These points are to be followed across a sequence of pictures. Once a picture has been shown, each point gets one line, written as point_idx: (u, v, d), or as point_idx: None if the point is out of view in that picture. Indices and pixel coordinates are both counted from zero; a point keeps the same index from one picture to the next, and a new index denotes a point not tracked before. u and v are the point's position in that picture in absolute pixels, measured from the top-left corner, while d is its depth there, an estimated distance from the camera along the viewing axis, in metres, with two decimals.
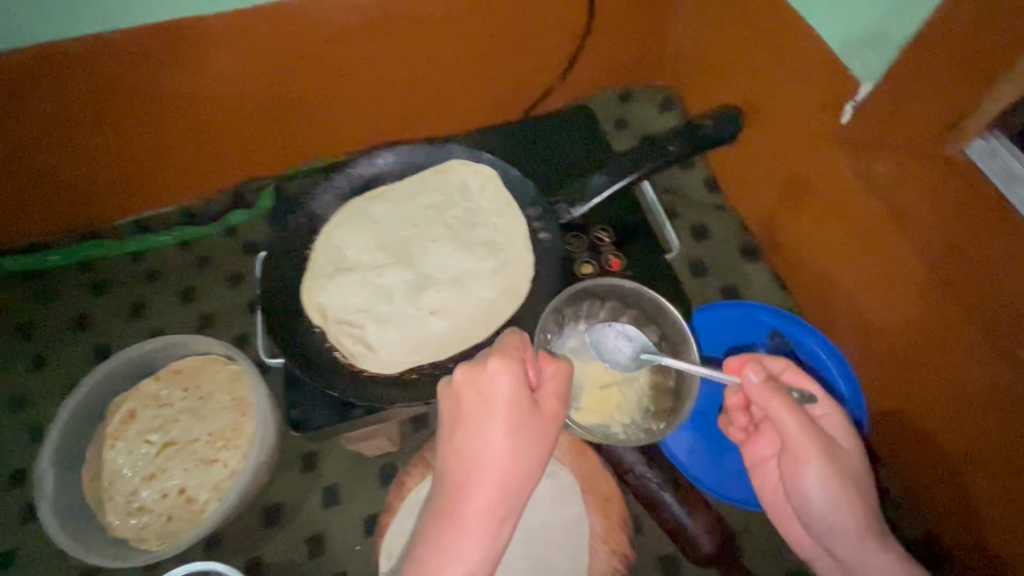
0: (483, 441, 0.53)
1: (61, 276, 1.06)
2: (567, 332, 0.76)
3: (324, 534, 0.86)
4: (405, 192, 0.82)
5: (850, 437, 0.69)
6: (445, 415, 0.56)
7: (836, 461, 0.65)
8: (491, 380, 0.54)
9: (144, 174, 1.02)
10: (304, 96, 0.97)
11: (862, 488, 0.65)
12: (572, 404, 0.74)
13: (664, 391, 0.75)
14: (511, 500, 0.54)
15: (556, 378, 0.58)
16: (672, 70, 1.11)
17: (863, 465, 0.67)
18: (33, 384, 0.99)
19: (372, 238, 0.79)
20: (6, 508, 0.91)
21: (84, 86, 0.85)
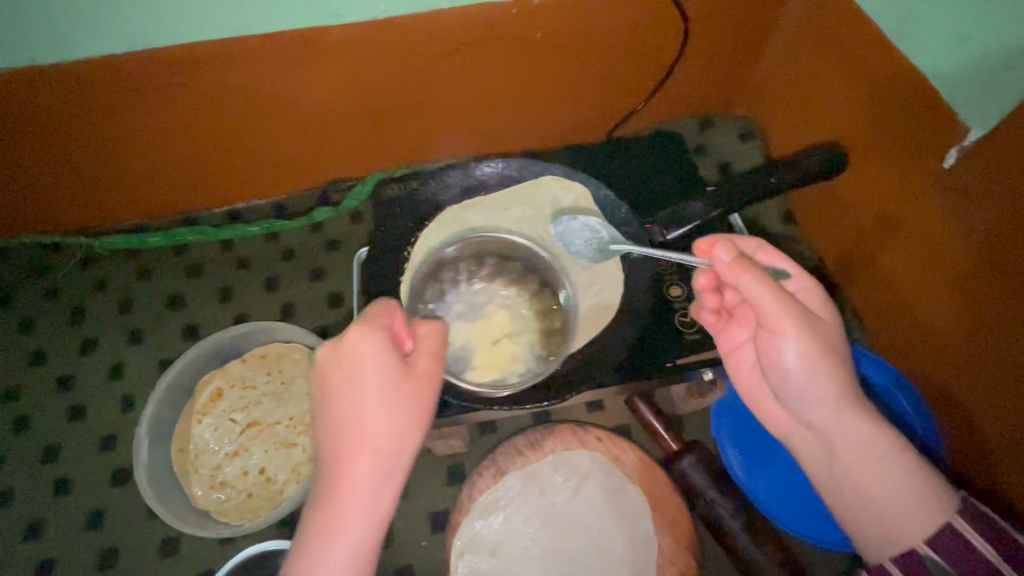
0: (357, 409, 0.52)
1: (158, 256, 1.13)
2: (445, 298, 0.80)
3: (391, 526, 0.89)
4: (499, 204, 0.86)
5: (821, 307, 0.60)
6: (318, 396, 0.54)
7: (817, 332, 0.55)
8: (352, 349, 0.52)
9: (241, 167, 1.08)
10: (404, 106, 1.02)
11: (841, 361, 0.56)
12: (467, 364, 0.76)
13: (550, 333, 0.78)
14: (387, 467, 0.52)
15: (430, 336, 0.56)
16: (757, 101, 1.13)
17: (841, 341, 0.58)
18: (128, 354, 1.06)
19: (467, 245, 0.83)
20: (98, 468, 0.97)
21: (200, 86, 0.90)
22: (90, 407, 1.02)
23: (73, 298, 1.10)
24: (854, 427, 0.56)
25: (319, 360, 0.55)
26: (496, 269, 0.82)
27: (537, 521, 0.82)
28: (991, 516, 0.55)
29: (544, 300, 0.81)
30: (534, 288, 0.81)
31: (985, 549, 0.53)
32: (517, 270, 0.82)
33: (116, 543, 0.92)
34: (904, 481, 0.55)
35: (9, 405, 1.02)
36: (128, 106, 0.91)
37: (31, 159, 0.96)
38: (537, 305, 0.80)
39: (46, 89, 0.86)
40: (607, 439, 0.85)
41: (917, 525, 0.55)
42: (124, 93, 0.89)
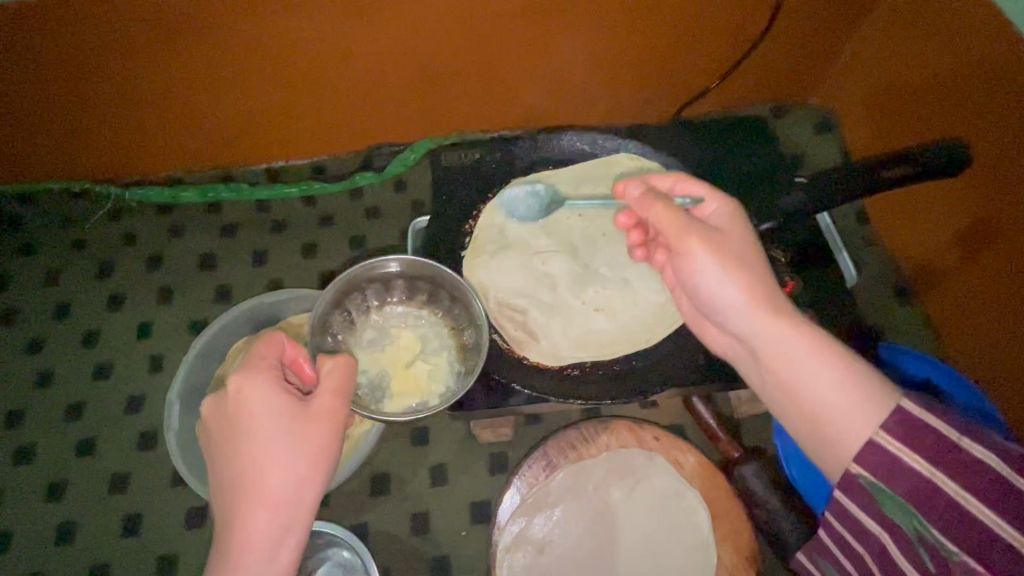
0: (255, 455, 0.51)
1: (190, 212, 1.08)
2: (357, 323, 0.73)
3: (428, 513, 0.85)
4: (569, 180, 0.80)
5: (735, 223, 0.58)
6: (214, 450, 0.55)
7: (709, 245, 0.54)
8: (239, 397, 0.52)
9: (279, 123, 1.01)
10: (464, 72, 0.95)
11: (747, 269, 0.53)
12: (381, 392, 0.70)
13: (467, 350, 0.72)
14: (286, 514, 0.52)
15: (332, 374, 0.55)
16: (836, 90, 1.07)
17: (754, 252, 0.55)
18: (157, 313, 1.01)
19: (536, 222, 0.79)
20: (122, 430, 0.93)
21: (239, 34, 0.82)
22: (115, 366, 0.97)
23: (100, 251, 1.05)
24: (780, 334, 0.51)
25: (211, 417, 0.55)
26: (407, 291, 0.73)
27: (587, 520, 0.78)
28: (938, 425, 0.45)
29: (454, 316, 0.73)
30: (445, 306, 0.73)
31: (927, 468, 0.44)
32: (426, 288, 0.73)
33: (139, 509, 0.88)
34: (839, 383, 0.48)
35: (32, 357, 0.98)
36: (161, 52, 0.83)
37: (54, 100, 0.89)
38: (450, 322, 0.74)
39: (68, 28, 0.77)
40: (665, 439, 0.80)
41: (857, 432, 0.47)
42: (155, 38, 0.80)
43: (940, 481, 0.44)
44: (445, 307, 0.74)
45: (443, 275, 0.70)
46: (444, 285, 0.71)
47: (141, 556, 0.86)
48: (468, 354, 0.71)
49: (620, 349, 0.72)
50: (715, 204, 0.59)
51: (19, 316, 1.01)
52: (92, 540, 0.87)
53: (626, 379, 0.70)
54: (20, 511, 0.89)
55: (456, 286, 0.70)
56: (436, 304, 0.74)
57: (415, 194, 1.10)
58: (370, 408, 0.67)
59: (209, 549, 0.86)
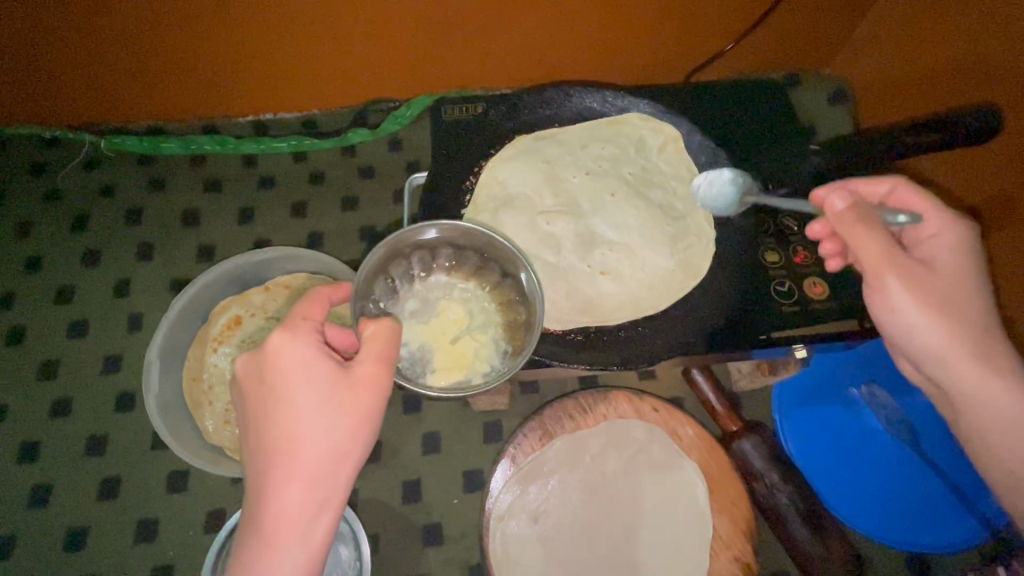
0: (291, 422, 0.48)
1: (172, 165, 1.02)
2: (404, 293, 0.69)
3: (421, 480, 0.83)
4: (586, 140, 0.78)
5: (959, 258, 0.58)
6: (245, 412, 0.51)
7: (937, 299, 0.55)
8: (276, 355, 0.49)
9: (269, 72, 0.94)
10: (469, 27, 0.89)
11: (966, 320, 0.55)
12: (424, 367, 0.65)
13: (516, 326, 0.67)
14: (323, 487, 0.47)
15: (375, 338, 0.50)
16: (853, 61, 1.03)
17: (974, 293, 0.56)
18: (138, 270, 0.96)
19: (541, 182, 0.76)
20: (100, 391, 0.89)
21: None
22: (92, 323, 0.92)
23: (75, 203, 0.99)
24: (978, 374, 0.56)
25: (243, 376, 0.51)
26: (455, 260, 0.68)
27: (584, 490, 0.76)
28: None
29: (504, 291, 0.69)
30: (495, 278, 0.69)
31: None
32: (476, 259, 0.68)
33: (118, 472, 0.85)
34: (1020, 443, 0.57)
35: (3, 312, 0.93)
36: None
37: (19, 32, 0.81)
38: (499, 297, 0.69)
39: None
40: (664, 410, 0.78)
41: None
42: None
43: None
44: (495, 278, 0.69)
45: (499, 246, 0.65)
46: (497, 257, 0.66)
47: (120, 520, 0.83)
48: (513, 328, 0.68)
49: (626, 314, 0.70)
50: (949, 236, 0.58)
51: None
52: (69, 503, 0.84)
53: (629, 345, 0.68)
54: None
55: (511, 257, 0.65)
56: (485, 276, 0.69)
57: (411, 153, 1.05)
58: (414, 382, 0.61)
59: (192, 513, 0.83)
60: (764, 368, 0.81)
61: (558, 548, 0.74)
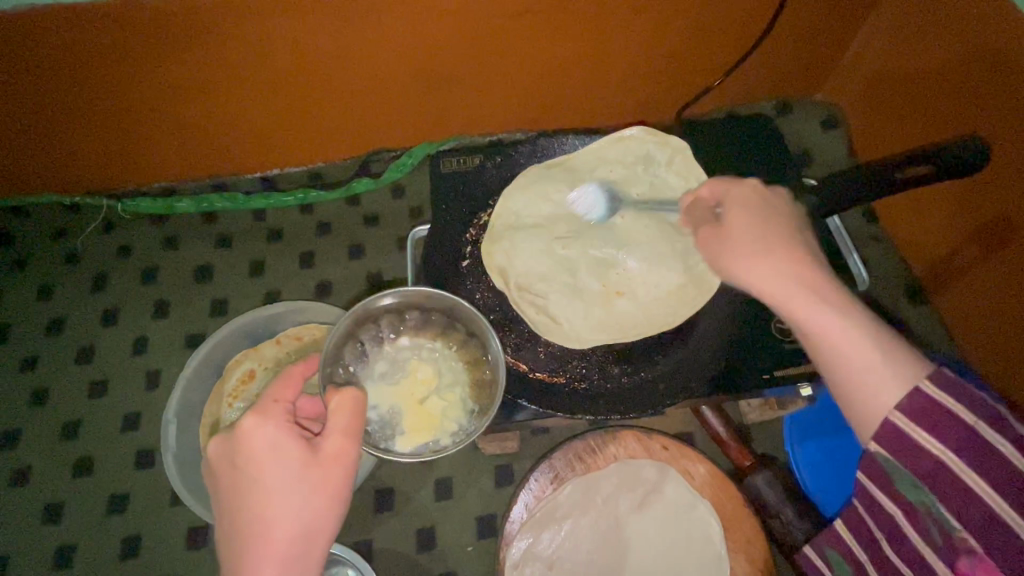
0: (261, 508, 0.49)
1: (184, 223, 1.05)
2: (372, 356, 0.70)
3: (435, 528, 0.83)
4: (573, 179, 0.80)
5: (749, 210, 0.56)
6: (219, 496, 0.52)
7: (733, 250, 0.54)
8: (249, 439, 0.50)
9: (274, 131, 0.99)
10: (463, 77, 0.93)
11: (776, 247, 0.53)
12: (395, 429, 0.67)
13: (483, 384, 0.69)
14: (294, 568, 0.49)
15: (339, 414, 0.52)
16: (843, 87, 1.05)
17: (770, 234, 0.54)
18: (153, 327, 0.99)
19: (553, 211, 0.79)
20: (119, 449, 0.91)
21: (231, 45, 0.79)
22: (112, 382, 0.95)
23: (94, 264, 1.03)
24: (798, 302, 0.50)
25: (216, 457, 0.53)
26: (424, 321, 0.70)
27: (595, 534, 0.76)
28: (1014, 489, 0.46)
29: (470, 350, 0.71)
30: (461, 337, 0.71)
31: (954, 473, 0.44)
32: (443, 320, 0.70)
33: (138, 530, 0.86)
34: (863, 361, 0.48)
35: (26, 375, 0.96)
36: (148, 60, 0.80)
37: (36, 105, 0.85)
38: (466, 355, 0.71)
39: (54, 36, 0.75)
40: (675, 448, 0.78)
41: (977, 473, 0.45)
42: (145, 47, 0.78)
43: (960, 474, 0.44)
44: (462, 337, 0.70)
45: (466, 308, 0.67)
46: (464, 319, 0.68)
47: None
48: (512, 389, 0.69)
49: (631, 361, 0.72)
50: (745, 187, 0.58)
51: (9, 333, 0.99)
52: (92, 561, 0.85)
53: (636, 395, 0.69)
54: (16, 534, 0.87)
55: (477, 320, 0.67)
56: (451, 334, 0.71)
57: (414, 200, 1.08)
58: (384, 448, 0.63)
59: (211, 568, 0.84)
60: (772, 403, 0.83)
61: None
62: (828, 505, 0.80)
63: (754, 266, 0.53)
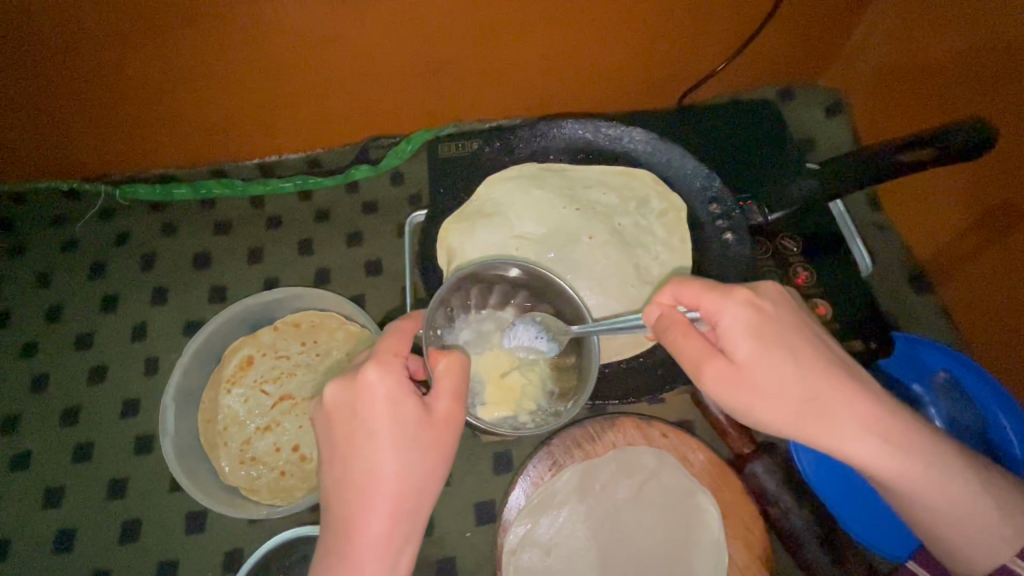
0: (376, 459, 0.49)
1: (184, 210, 1.05)
2: (458, 323, 0.68)
3: (433, 514, 0.83)
4: (564, 184, 0.79)
5: (755, 335, 0.48)
6: (326, 442, 0.52)
7: (761, 399, 0.47)
8: (368, 392, 0.49)
9: (274, 117, 0.98)
10: (464, 62, 0.91)
11: (819, 396, 0.47)
12: (474, 399, 0.66)
13: (566, 368, 0.68)
14: (407, 520, 0.49)
15: (449, 375, 0.52)
16: (848, 73, 1.04)
17: (793, 366, 0.47)
18: (152, 314, 0.99)
19: (533, 207, 0.79)
20: (119, 435, 0.91)
21: (240, 31, 0.79)
22: (110, 368, 0.95)
23: (93, 251, 1.03)
24: (836, 435, 0.47)
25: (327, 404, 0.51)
26: (511, 295, 0.69)
27: (594, 521, 0.76)
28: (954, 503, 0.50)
29: None
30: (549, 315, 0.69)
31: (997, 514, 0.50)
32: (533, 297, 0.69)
33: (138, 515, 0.87)
34: (891, 461, 0.47)
35: (26, 361, 0.96)
36: (158, 48, 0.80)
37: (41, 89, 0.84)
38: None
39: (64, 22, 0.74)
40: (674, 436, 0.78)
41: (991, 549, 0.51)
42: (157, 34, 0.77)
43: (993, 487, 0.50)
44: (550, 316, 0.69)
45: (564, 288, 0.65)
46: (557, 299, 0.67)
47: (140, 562, 0.85)
48: None
49: (628, 349, 0.74)
50: (737, 308, 0.48)
51: (9, 319, 0.99)
52: (92, 546, 0.86)
53: (640, 378, 0.72)
54: (18, 518, 0.88)
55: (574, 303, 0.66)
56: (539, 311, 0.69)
57: (413, 187, 1.07)
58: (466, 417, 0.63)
59: (211, 553, 0.85)
60: None
61: None
62: (899, 549, 0.76)
63: (793, 420, 0.47)
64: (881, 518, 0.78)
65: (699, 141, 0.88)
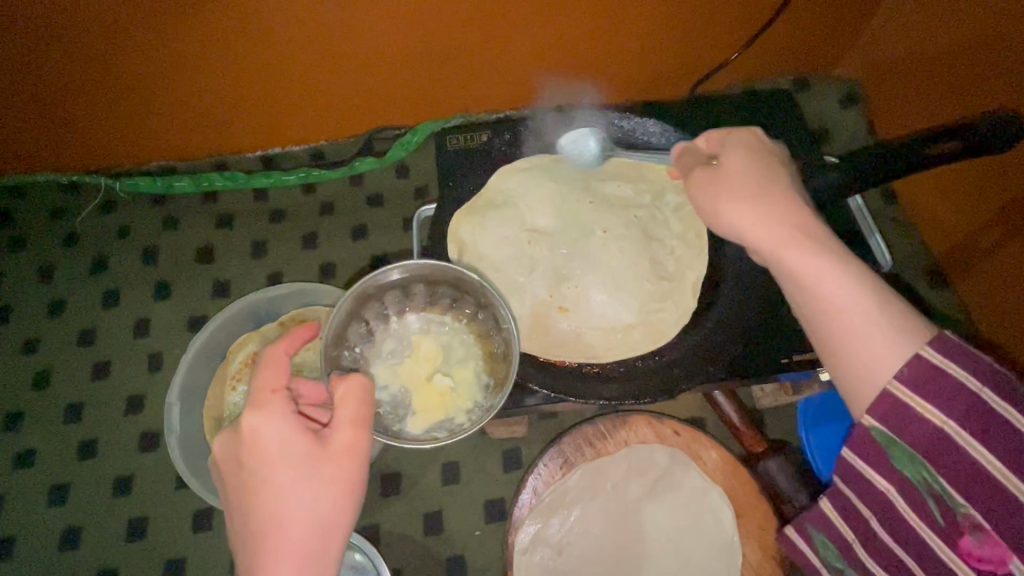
0: (272, 506, 0.47)
1: (184, 203, 1.03)
2: (377, 335, 0.68)
3: (442, 511, 0.82)
4: (577, 175, 0.78)
5: (749, 153, 0.55)
6: (230, 496, 0.50)
7: (729, 188, 0.53)
8: (254, 437, 0.48)
9: (272, 109, 0.96)
10: (471, 51, 0.89)
11: (788, 203, 0.51)
12: (404, 408, 0.65)
13: (496, 359, 0.68)
14: (316, 563, 0.48)
15: (343, 403, 0.50)
16: (865, 62, 1.01)
17: (769, 176, 0.53)
18: (155, 309, 0.98)
19: (547, 199, 0.76)
20: (123, 431, 0.90)
21: (231, 23, 0.76)
22: (114, 364, 0.94)
23: (93, 244, 1.01)
24: (793, 245, 0.49)
25: (223, 457, 0.51)
26: (429, 295, 0.68)
27: (605, 520, 0.75)
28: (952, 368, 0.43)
29: (481, 323, 0.69)
30: (470, 310, 0.69)
31: (939, 419, 0.44)
32: (450, 294, 0.68)
33: (144, 513, 0.86)
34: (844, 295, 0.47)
35: (28, 358, 0.95)
36: (146, 41, 0.78)
37: (29, 83, 0.82)
38: (476, 328, 0.69)
39: (47, 16, 0.72)
40: (687, 433, 0.77)
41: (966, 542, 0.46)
42: (144, 28, 0.75)
43: (982, 393, 0.43)
44: (469, 310, 0.69)
45: (468, 279, 0.64)
46: (470, 292, 0.66)
47: (146, 561, 0.84)
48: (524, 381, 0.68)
49: (647, 344, 0.72)
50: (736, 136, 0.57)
51: (10, 315, 0.98)
52: (98, 544, 0.85)
53: (656, 375, 0.70)
54: (23, 515, 0.87)
55: (483, 293, 0.65)
56: (459, 305, 0.69)
57: (419, 179, 1.05)
58: (390, 432, 0.62)
59: (218, 551, 0.84)
60: (787, 386, 0.83)
61: None
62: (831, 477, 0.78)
63: (752, 211, 0.51)
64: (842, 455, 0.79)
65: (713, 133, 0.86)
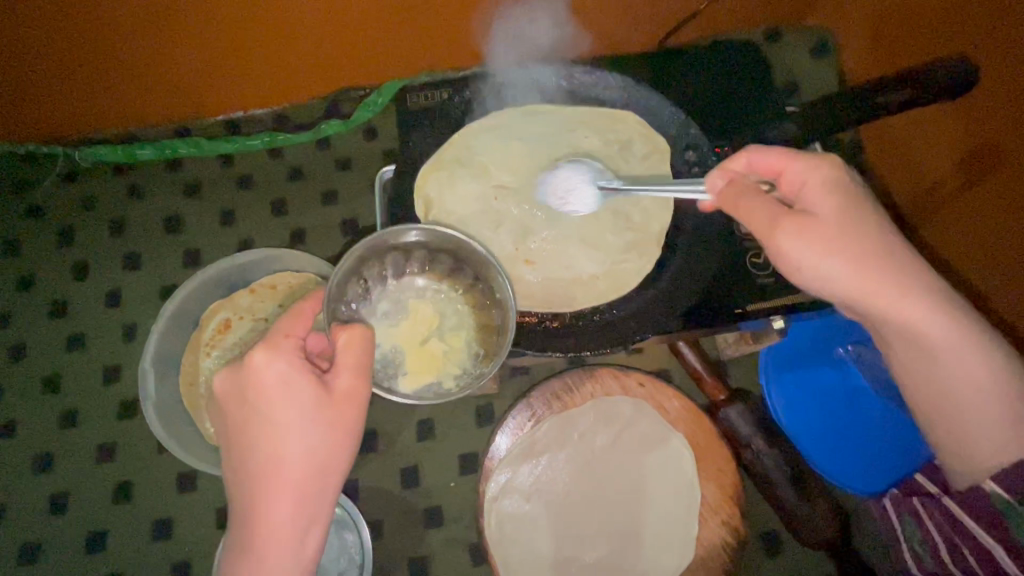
0: (273, 445, 0.50)
1: (149, 172, 1.01)
2: (375, 295, 0.69)
3: (419, 466, 0.86)
4: (540, 131, 0.78)
5: (834, 194, 0.52)
6: (229, 429, 0.53)
7: (821, 252, 0.49)
8: (257, 375, 0.50)
9: (226, 73, 0.93)
10: (427, 7, 0.86)
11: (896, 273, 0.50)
12: (396, 368, 0.67)
13: (490, 330, 0.69)
14: (312, 498, 0.51)
15: (347, 353, 0.52)
16: (835, 10, 0.99)
17: (869, 226, 0.51)
18: (126, 280, 0.97)
19: (512, 157, 0.78)
20: (103, 400, 0.92)
21: None
22: (89, 335, 0.95)
23: (59, 217, 1.00)
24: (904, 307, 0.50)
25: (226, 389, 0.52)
26: (429, 262, 0.69)
27: (572, 469, 0.78)
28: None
29: (476, 293, 0.70)
30: (468, 280, 0.70)
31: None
32: (449, 262, 0.69)
33: (130, 477, 0.89)
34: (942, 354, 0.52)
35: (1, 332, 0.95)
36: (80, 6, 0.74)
37: None
38: (472, 299, 0.71)
39: None
40: (651, 385, 0.79)
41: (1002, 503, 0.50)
42: None
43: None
44: (468, 280, 0.70)
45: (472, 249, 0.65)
46: (471, 261, 0.67)
47: (135, 521, 0.87)
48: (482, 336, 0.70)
49: (609, 296, 0.74)
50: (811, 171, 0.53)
51: None
52: (87, 507, 0.88)
53: (614, 330, 0.71)
54: (11, 484, 0.89)
55: (484, 263, 0.66)
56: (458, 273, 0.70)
57: (386, 141, 1.04)
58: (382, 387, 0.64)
59: (203, 511, 0.87)
60: (748, 336, 0.83)
61: (551, 522, 0.77)
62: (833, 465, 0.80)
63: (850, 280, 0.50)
64: (821, 436, 0.82)
65: (677, 86, 0.85)
